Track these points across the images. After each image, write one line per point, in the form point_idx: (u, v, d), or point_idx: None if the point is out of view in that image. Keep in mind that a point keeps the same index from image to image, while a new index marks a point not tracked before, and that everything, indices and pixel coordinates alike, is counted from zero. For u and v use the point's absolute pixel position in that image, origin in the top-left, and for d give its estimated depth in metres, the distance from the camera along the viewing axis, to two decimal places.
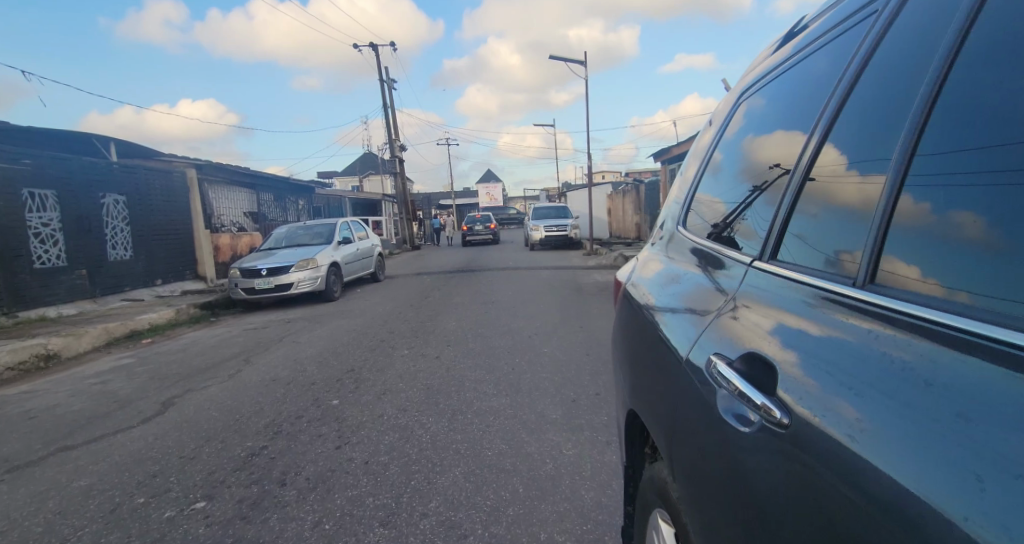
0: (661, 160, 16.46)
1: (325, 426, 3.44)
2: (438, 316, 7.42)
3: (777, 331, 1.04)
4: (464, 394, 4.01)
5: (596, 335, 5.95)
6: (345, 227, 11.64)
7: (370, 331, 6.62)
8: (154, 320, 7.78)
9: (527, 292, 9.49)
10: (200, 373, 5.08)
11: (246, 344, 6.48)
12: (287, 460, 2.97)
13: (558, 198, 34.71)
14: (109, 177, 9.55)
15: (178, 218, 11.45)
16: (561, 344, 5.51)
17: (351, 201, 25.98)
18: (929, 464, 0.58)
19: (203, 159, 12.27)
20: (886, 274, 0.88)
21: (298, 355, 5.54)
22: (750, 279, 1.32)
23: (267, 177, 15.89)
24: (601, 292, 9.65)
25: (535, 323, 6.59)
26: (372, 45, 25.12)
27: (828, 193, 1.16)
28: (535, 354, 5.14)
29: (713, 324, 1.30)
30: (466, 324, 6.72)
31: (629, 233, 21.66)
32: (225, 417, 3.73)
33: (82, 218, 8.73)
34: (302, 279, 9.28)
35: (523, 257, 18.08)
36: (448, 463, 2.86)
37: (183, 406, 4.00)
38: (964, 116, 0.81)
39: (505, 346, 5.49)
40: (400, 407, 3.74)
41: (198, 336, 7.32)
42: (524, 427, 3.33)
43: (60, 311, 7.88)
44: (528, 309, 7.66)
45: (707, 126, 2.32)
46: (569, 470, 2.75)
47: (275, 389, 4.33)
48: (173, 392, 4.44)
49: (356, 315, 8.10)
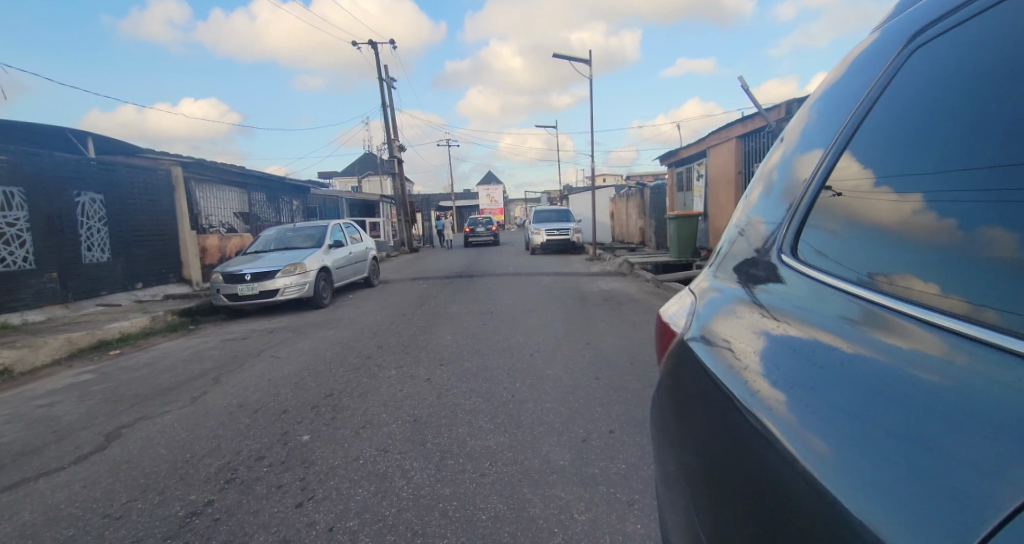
0: (667, 163, 15.90)
1: (288, 473, 2.88)
2: (431, 328, 6.89)
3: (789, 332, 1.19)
4: (454, 429, 3.48)
5: (603, 353, 5.41)
6: (335, 230, 11.09)
7: (356, 345, 6.09)
8: (125, 329, 7.23)
9: (526, 301, 8.96)
10: (162, 394, 4.52)
11: (220, 358, 5.92)
12: (233, 523, 2.41)
13: (560, 201, 34.13)
14: (84, 173, 9.06)
15: (160, 219, 10.97)
16: (565, 364, 4.98)
17: (347, 202, 25.43)
18: (885, 455, 0.72)
19: (190, 156, 11.81)
20: (907, 287, 0.99)
21: (274, 374, 4.97)
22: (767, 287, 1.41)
23: (259, 176, 15.38)
24: (605, 302, 9.09)
25: (535, 339, 6.06)
26: (370, 42, 24.58)
27: (851, 210, 1.26)
28: (535, 377, 4.60)
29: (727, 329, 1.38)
30: (460, 338, 6.20)
31: (632, 238, 21.07)
32: (174, 456, 3.16)
33: (54, 217, 8.25)
34: (288, 285, 8.77)
35: (524, 261, 17.52)
36: (430, 529, 2.32)
37: (130, 439, 3.43)
38: (978, 142, 0.96)
39: (503, 365, 4.97)
40: (380, 447, 3.20)
41: (170, 347, 6.76)
42: (523, 477, 2.80)
43: (26, 317, 7.38)
44: (527, 321, 7.13)
45: (776, 143, 1.77)
46: (581, 541, 2.22)
47: (239, 419, 3.77)
48: (122, 419, 3.87)
49: (344, 325, 7.57)
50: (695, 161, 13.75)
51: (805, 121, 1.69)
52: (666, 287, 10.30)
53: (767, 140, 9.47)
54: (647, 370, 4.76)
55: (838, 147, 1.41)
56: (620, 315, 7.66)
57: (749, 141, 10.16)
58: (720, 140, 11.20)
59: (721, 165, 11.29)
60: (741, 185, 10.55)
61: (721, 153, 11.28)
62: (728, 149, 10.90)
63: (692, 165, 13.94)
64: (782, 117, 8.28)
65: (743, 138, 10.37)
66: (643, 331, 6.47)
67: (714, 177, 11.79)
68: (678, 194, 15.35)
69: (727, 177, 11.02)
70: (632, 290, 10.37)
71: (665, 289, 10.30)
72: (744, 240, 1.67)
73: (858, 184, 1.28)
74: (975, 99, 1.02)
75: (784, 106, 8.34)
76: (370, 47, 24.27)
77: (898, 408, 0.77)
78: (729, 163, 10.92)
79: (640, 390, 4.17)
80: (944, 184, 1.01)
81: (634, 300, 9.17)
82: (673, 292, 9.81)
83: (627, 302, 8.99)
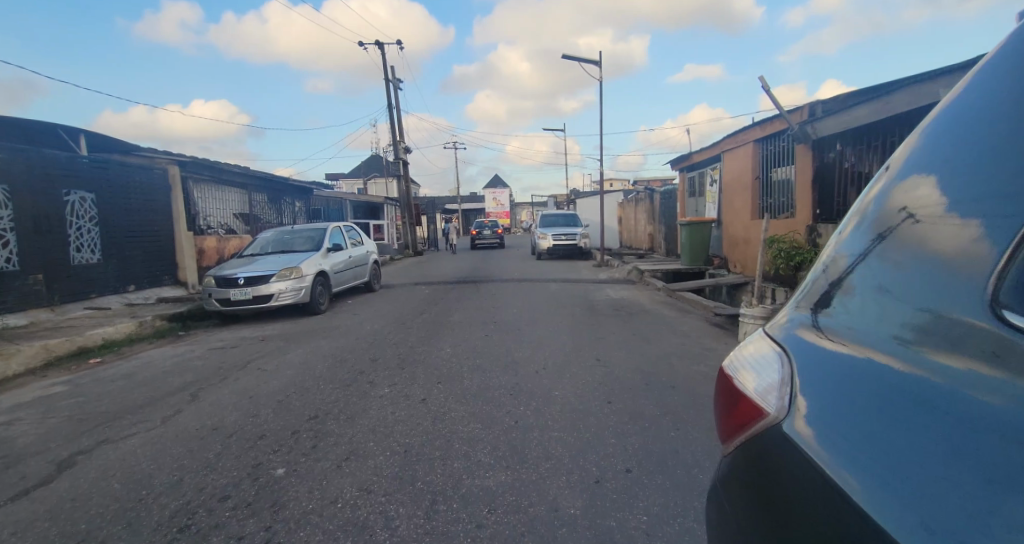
0: (678, 167, 15.44)
1: (254, 519, 2.48)
2: (430, 338, 6.51)
3: (801, 339, 1.19)
4: (449, 463, 3.07)
5: (614, 371, 4.99)
6: (335, 233, 10.73)
7: (349, 357, 5.70)
8: (109, 335, 6.86)
9: (532, 310, 8.56)
10: (133, 412, 4.12)
11: (205, 369, 5.52)
12: None
13: (568, 205, 33.71)
14: (74, 172, 8.83)
15: (154, 219, 10.74)
16: (574, 384, 4.57)
17: (352, 204, 25.16)
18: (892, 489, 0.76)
19: (188, 156, 11.55)
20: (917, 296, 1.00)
21: (257, 390, 4.56)
22: (813, 305, 1.29)
23: (261, 176, 15.10)
24: (615, 312, 8.67)
25: (541, 353, 5.65)
26: (376, 43, 24.32)
27: (887, 223, 1.18)
28: (541, 399, 4.19)
29: (755, 355, 1.27)
30: (460, 351, 5.80)
31: (641, 244, 20.61)
32: (125, 493, 2.75)
33: (41, 216, 8.04)
34: (283, 290, 8.40)
35: (530, 266, 17.11)
36: None
37: (82, 470, 3.04)
38: (998, 159, 0.97)
39: (505, 384, 4.57)
40: (362, 486, 2.79)
41: (154, 355, 6.40)
42: (525, 528, 2.40)
43: (8, 321, 7.10)
44: (533, 333, 6.73)
45: (883, 169, 1.32)
46: None
47: (208, 446, 3.36)
48: (80, 443, 3.48)
49: (339, 334, 7.20)
50: (709, 165, 13.29)
51: (919, 138, 1.23)
52: (678, 296, 9.87)
53: (787, 144, 9.02)
54: (663, 392, 4.35)
55: (921, 169, 1.16)
56: (631, 327, 7.23)
57: (768, 145, 9.71)
58: (736, 143, 10.77)
59: (737, 170, 10.85)
60: (758, 190, 10.12)
61: (737, 157, 10.84)
62: (745, 152, 10.46)
63: (705, 169, 13.49)
64: (806, 119, 7.82)
65: (761, 141, 9.93)
66: (657, 346, 6.04)
67: (729, 182, 11.35)
68: (690, 199, 14.88)
69: (743, 182, 10.59)
70: (642, 299, 9.94)
71: (677, 299, 9.86)
72: (830, 278, 1.28)
73: (929, 204, 1.08)
74: (999, 130, 1.00)
75: (807, 107, 7.88)
76: (377, 47, 24.02)
77: (903, 428, 0.82)
78: (745, 167, 10.47)
79: (657, 417, 3.76)
80: (965, 197, 0.99)
81: (644, 310, 8.75)
82: (686, 302, 9.36)
83: (638, 312, 8.57)
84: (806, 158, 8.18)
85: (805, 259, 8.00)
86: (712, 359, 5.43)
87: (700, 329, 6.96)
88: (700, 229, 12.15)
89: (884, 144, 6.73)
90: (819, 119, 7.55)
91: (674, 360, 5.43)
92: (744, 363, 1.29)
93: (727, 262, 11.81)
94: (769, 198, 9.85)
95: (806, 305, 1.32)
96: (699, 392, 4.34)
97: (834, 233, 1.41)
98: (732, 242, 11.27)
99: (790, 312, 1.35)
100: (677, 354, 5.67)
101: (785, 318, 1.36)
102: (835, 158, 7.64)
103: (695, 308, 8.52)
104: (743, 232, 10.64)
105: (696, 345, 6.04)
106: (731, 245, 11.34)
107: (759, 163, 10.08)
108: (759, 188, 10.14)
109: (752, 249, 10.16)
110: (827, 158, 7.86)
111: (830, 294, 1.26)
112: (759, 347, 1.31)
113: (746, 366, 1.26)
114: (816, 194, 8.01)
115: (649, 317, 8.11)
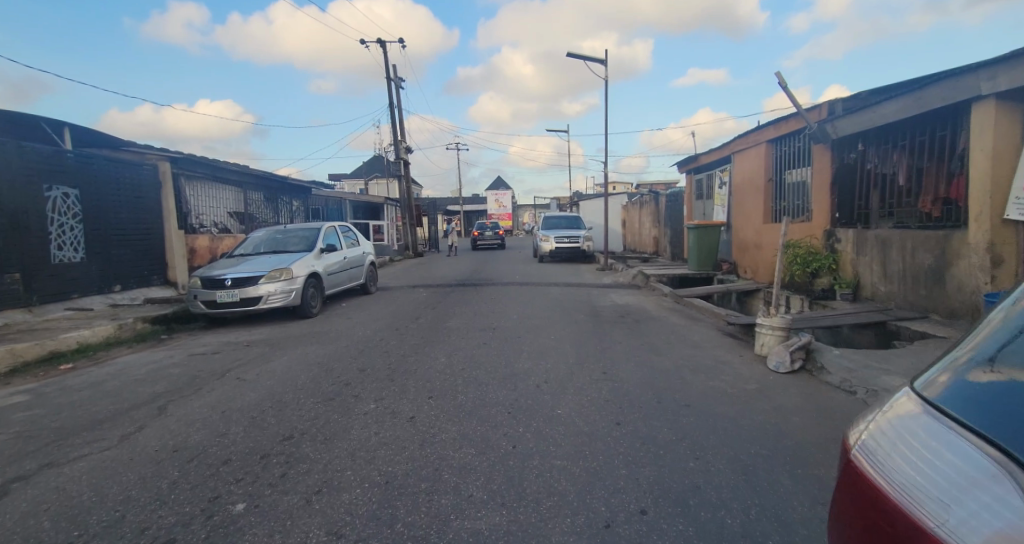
0: (685, 169, 15.05)
1: None
2: (424, 346, 6.12)
3: (957, 376, 1.08)
4: (435, 498, 2.66)
5: (622, 387, 4.59)
6: (329, 233, 10.35)
7: (336, 367, 5.31)
8: (85, 338, 6.47)
9: (533, 316, 8.17)
10: (91, 428, 3.72)
11: (180, 377, 5.13)
12: None
13: (571, 207, 33.31)
14: (56, 166, 8.46)
15: (142, 217, 10.38)
16: (578, 401, 4.17)
17: (351, 204, 24.79)
18: None
19: (180, 152, 11.23)
20: None
21: (231, 404, 4.17)
22: (969, 355, 1.14)
23: (256, 174, 14.77)
24: (620, 319, 8.27)
25: (541, 366, 5.25)
26: (378, 41, 24.02)
27: None
28: (542, 419, 3.79)
29: (902, 415, 1.07)
30: (455, 362, 5.41)
31: (646, 247, 20.20)
32: (55, 535, 2.34)
33: (19, 213, 7.66)
34: (272, 292, 8.02)
35: (531, 269, 16.71)
36: None
37: (13, 502, 2.63)
38: None
39: (502, 400, 4.17)
40: (333, 528, 2.39)
41: (129, 360, 6.00)
42: None
43: None
44: (533, 342, 6.33)
45: None
46: None
47: (165, 473, 2.96)
48: (20, 467, 3.07)
49: (329, 339, 6.81)
50: (717, 168, 12.90)
51: None
52: (686, 303, 9.46)
53: (803, 144, 8.61)
54: (677, 412, 3.94)
55: None
56: (638, 336, 6.83)
57: (782, 145, 9.31)
58: (748, 144, 10.39)
59: (749, 172, 10.47)
60: (771, 193, 9.74)
61: (749, 158, 10.46)
62: (758, 154, 10.06)
63: (714, 171, 13.10)
64: (825, 118, 7.42)
65: (776, 142, 9.54)
66: (666, 358, 5.63)
67: (739, 185, 10.98)
68: (697, 202, 14.48)
69: (755, 185, 10.21)
70: (648, 306, 9.54)
71: (685, 305, 9.45)
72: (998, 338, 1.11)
73: None
74: None
75: (826, 105, 7.48)
76: (378, 45, 23.68)
77: None
78: (758, 169, 10.08)
79: (672, 442, 3.35)
80: None
81: (650, 317, 8.35)
82: (694, 308, 8.96)
83: (644, 319, 8.16)
84: (824, 159, 7.78)
85: (823, 265, 7.60)
86: (728, 374, 5.03)
87: (710, 339, 6.56)
88: (709, 233, 11.75)
89: (911, 144, 6.32)
90: (839, 117, 7.15)
91: (685, 374, 5.02)
92: (885, 426, 1.08)
93: (736, 268, 11.40)
94: (782, 201, 9.46)
95: (960, 359, 1.14)
96: (716, 412, 3.93)
97: (999, 304, 1.25)
98: (742, 247, 10.88)
99: (937, 371, 1.16)
100: (688, 368, 5.26)
101: (929, 379, 1.16)
102: (856, 159, 7.23)
103: (704, 316, 8.12)
104: (754, 237, 10.25)
105: (709, 357, 5.64)
106: (741, 250, 10.94)
107: (773, 165, 9.69)
108: (772, 191, 9.75)
109: (763, 254, 9.76)
110: (847, 159, 7.45)
111: (998, 348, 1.10)
112: (901, 414, 1.09)
113: (892, 431, 1.04)
114: (834, 197, 7.61)
115: (655, 325, 7.71)
